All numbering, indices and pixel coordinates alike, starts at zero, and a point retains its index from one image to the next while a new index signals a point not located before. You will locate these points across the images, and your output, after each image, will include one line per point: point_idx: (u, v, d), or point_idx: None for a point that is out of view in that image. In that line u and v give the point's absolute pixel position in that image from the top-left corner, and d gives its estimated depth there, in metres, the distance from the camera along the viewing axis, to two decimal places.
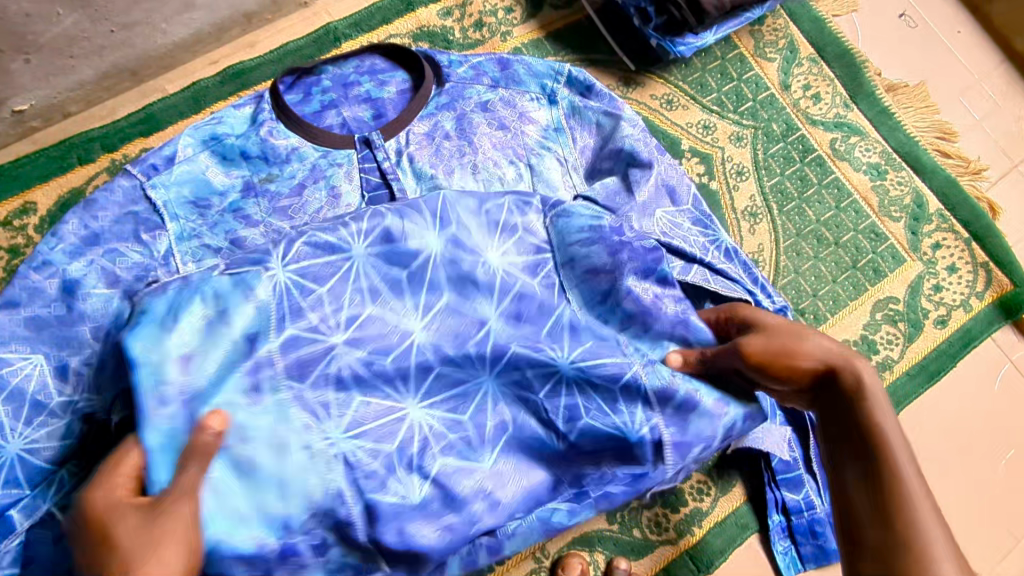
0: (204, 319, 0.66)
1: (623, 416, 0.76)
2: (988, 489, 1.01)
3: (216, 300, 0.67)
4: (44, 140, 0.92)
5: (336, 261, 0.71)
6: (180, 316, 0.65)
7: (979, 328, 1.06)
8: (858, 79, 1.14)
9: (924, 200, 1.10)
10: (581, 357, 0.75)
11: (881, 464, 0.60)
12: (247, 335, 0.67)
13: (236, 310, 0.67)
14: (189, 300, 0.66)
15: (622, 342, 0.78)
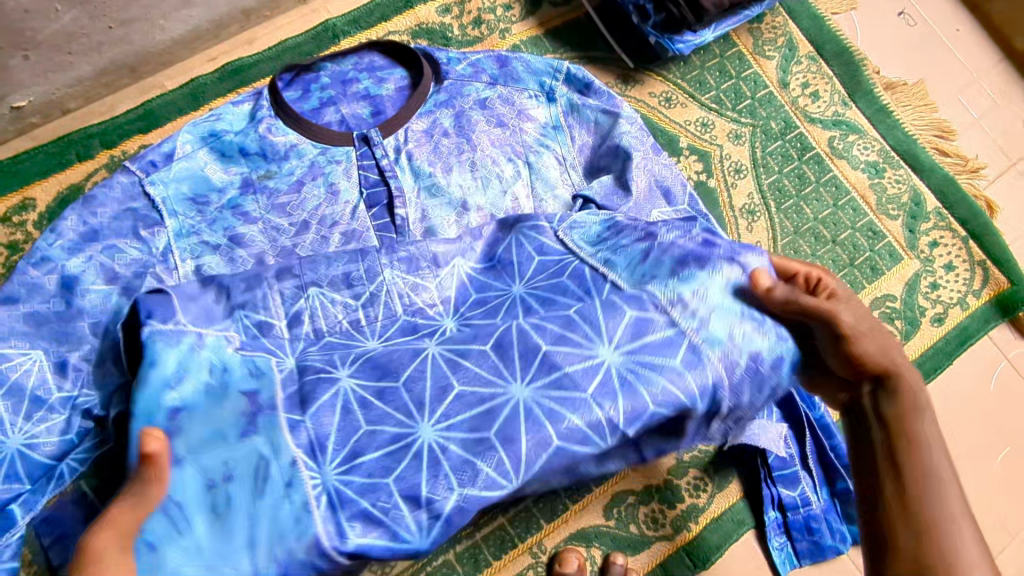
0: (205, 382, 0.63)
1: (692, 385, 0.63)
2: (983, 486, 1.01)
3: (220, 369, 0.64)
4: (43, 136, 0.92)
5: (352, 301, 0.76)
6: (184, 373, 0.63)
7: (976, 326, 1.06)
8: (857, 77, 1.14)
9: (922, 198, 1.10)
10: (625, 334, 0.64)
11: (928, 483, 0.57)
12: (245, 392, 0.63)
13: (236, 377, 0.64)
14: (195, 361, 0.64)
15: (665, 303, 0.66)
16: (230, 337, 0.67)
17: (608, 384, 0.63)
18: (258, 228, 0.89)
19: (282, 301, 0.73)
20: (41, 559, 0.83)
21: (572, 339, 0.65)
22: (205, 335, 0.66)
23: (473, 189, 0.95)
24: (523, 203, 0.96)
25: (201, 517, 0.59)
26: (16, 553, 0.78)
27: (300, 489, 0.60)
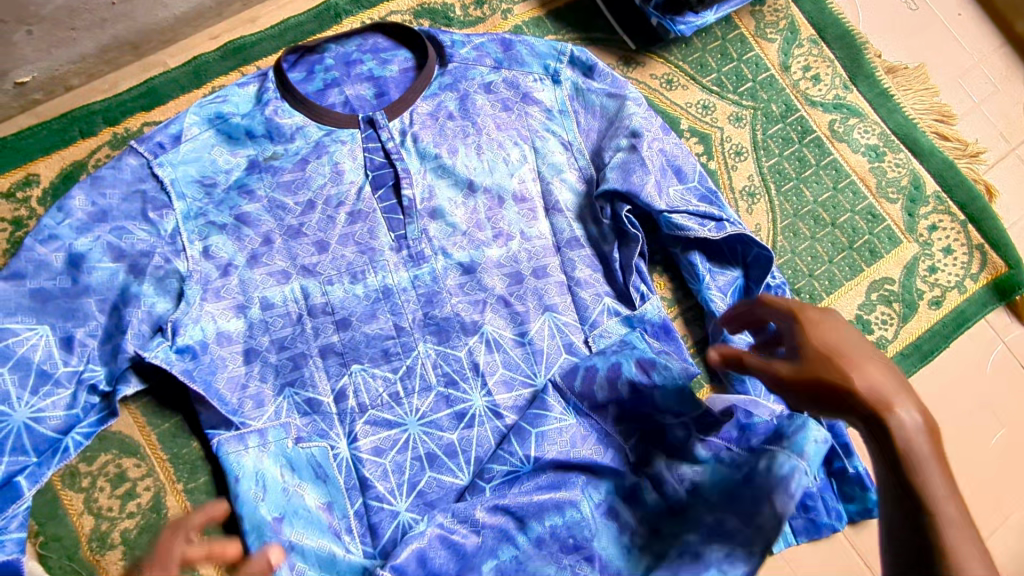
0: (316, 504, 0.83)
1: (515, 456, 0.85)
2: (980, 467, 1.02)
3: (300, 486, 0.83)
4: (46, 113, 0.93)
5: (384, 342, 0.89)
6: (300, 511, 0.82)
7: (972, 310, 1.07)
8: (858, 60, 1.14)
9: (921, 181, 1.11)
10: (527, 454, 0.85)
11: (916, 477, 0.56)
12: (321, 506, 0.83)
13: (314, 510, 0.82)
14: (301, 498, 0.82)
15: (558, 413, 0.87)
16: (288, 425, 0.84)
17: (470, 441, 0.88)
18: (263, 208, 0.90)
19: (327, 378, 0.87)
20: (46, 532, 0.84)
21: (509, 459, 0.85)
22: (269, 430, 0.84)
23: (478, 170, 0.96)
24: (531, 186, 0.97)
25: (280, 532, 0.80)
26: (25, 524, 0.77)
27: (330, 471, 0.84)
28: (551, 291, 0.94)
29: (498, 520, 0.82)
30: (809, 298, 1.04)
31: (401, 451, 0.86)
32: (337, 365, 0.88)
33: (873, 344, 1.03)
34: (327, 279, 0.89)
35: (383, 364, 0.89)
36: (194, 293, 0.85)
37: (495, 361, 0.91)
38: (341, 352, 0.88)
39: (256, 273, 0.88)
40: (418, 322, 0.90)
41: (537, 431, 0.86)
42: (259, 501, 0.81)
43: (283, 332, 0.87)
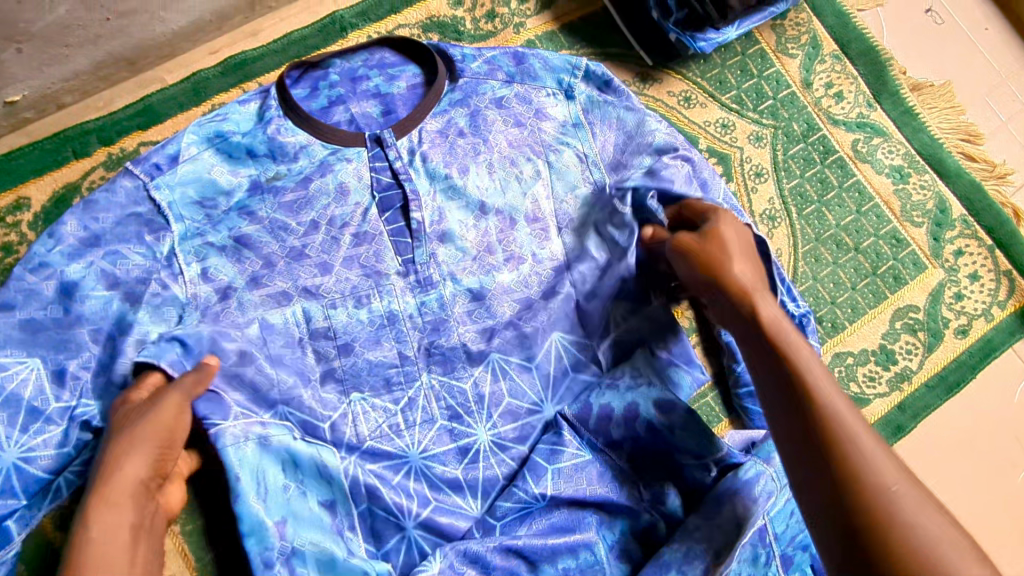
0: (319, 505, 0.79)
1: (526, 492, 0.83)
2: (1009, 503, 0.98)
3: (299, 484, 0.79)
4: (38, 132, 0.88)
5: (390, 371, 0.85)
6: (303, 511, 0.78)
7: (1000, 338, 1.03)
8: (882, 77, 1.10)
9: (947, 205, 1.07)
10: (539, 491, 0.83)
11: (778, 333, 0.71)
12: (324, 504, 0.79)
13: (318, 511, 0.79)
14: (305, 500, 0.78)
15: (569, 448, 0.85)
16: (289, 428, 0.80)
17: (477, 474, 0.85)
18: (264, 229, 0.86)
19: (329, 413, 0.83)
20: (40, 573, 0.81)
21: (520, 495, 0.83)
22: (268, 428, 0.78)
23: (490, 191, 0.91)
24: (544, 205, 0.93)
25: (282, 544, 0.75)
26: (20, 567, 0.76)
27: (336, 474, 0.80)
28: (563, 320, 0.91)
29: (509, 561, 0.79)
30: (831, 326, 1.00)
31: (400, 475, 0.83)
32: (336, 390, 0.84)
33: (897, 375, 1.00)
34: (331, 306, 0.86)
35: (384, 393, 0.85)
36: (191, 320, 0.81)
37: (500, 389, 0.87)
38: (341, 378, 0.84)
39: (256, 296, 0.84)
40: (423, 348, 0.86)
41: (550, 468, 0.84)
42: (260, 504, 0.75)
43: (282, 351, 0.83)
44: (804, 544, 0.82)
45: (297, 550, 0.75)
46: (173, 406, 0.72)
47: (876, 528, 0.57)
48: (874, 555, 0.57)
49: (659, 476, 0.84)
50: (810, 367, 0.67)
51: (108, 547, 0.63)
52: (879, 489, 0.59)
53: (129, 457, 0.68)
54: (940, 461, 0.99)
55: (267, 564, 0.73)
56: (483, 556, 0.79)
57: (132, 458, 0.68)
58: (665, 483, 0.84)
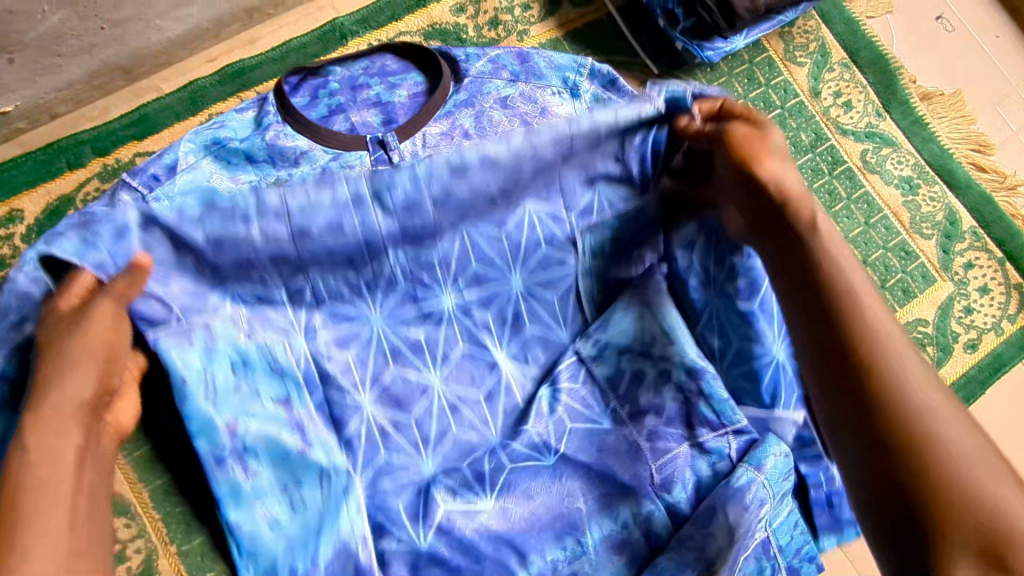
0: (274, 404, 0.74)
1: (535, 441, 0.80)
2: None
3: (247, 377, 0.73)
4: (32, 142, 0.86)
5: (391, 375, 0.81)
6: (257, 408, 0.73)
7: (1010, 353, 1.01)
8: (892, 86, 1.08)
9: (957, 217, 1.05)
10: (546, 441, 0.81)
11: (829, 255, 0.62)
12: (279, 401, 0.74)
13: (274, 412, 0.73)
14: (260, 397, 0.73)
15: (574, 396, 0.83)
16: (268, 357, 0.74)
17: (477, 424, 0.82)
18: None
19: None
20: None
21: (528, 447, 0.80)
22: (211, 325, 0.71)
23: None
24: None
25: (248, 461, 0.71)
26: None
27: (291, 373, 0.76)
28: None
29: (502, 555, 0.77)
30: None
31: (361, 348, 0.80)
32: (290, 271, 0.73)
33: None
34: None
35: (346, 269, 0.76)
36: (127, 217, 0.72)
37: (466, 247, 0.81)
38: (296, 264, 0.72)
39: None
40: (396, 234, 0.73)
41: (535, 410, 0.82)
42: (207, 399, 0.70)
43: (223, 230, 0.66)
44: (809, 555, 0.81)
45: (253, 449, 0.71)
46: (107, 317, 0.60)
47: (911, 449, 0.51)
48: (907, 478, 0.51)
49: (671, 454, 0.80)
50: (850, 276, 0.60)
51: (51, 472, 0.53)
52: (919, 411, 0.52)
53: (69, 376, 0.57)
54: None
55: (218, 461, 0.70)
56: (475, 543, 0.77)
57: (78, 363, 0.58)
58: (679, 465, 0.80)
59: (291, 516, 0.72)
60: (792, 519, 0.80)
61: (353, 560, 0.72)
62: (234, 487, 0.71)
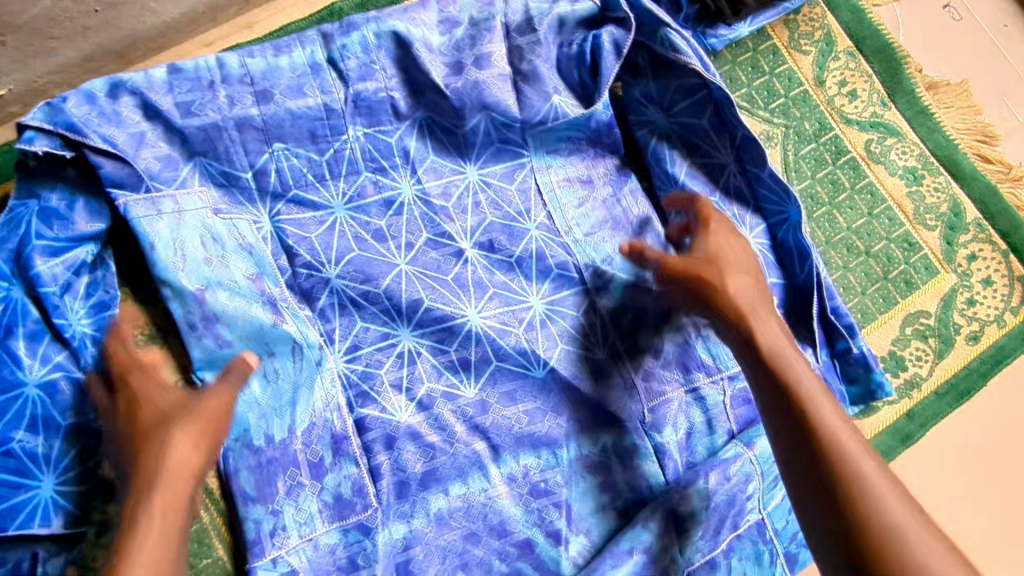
0: (246, 274, 0.80)
1: (527, 357, 0.86)
2: (1015, 513, 0.97)
3: (214, 243, 0.79)
4: None
5: (389, 347, 0.84)
6: (229, 270, 0.80)
7: (1012, 345, 1.01)
8: (897, 75, 1.07)
9: (961, 208, 1.04)
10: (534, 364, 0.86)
11: (783, 363, 0.71)
12: (249, 276, 0.80)
13: (244, 280, 0.80)
14: (231, 270, 0.80)
15: (556, 315, 0.88)
16: (272, 292, 0.81)
17: (468, 340, 0.85)
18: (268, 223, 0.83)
19: (322, 417, 0.81)
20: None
21: (516, 364, 0.86)
22: (178, 198, 0.78)
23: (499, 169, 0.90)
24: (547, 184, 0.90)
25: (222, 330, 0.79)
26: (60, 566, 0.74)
27: (260, 252, 0.82)
28: (566, 319, 0.88)
29: (474, 443, 0.85)
30: None
31: (327, 232, 0.84)
32: (256, 141, 0.80)
33: (906, 382, 0.98)
34: (328, 306, 0.83)
35: (308, 145, 0.82)
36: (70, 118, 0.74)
37: (424, 148, 0.87)
38: (262, 129, 0.80)
39: (255, 286, 0.81)
40: (349, 100, 0.82)
41: (497, 286, 0.87)
42: (176, 264, 0.77)
43: (190, 95, 0.78)
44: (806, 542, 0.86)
45: (226, 317, 0.78)
46: (222, 393, 0.72)
47: (869, 543, 0.59)
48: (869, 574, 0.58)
49: (648, 373, 0.88)
50: (818, 398, 0.68)
51: (156, 553, 0.60)
52: (876, 503, 0.60)
53: (174, 449, 0.66)
54: (943, 470, 0.97)
55: (190, 326, 0.78)
56: (451, 424, 0.84)
57: (177, 451, 0.66)
58: (673, 409, 0.88)
59: (264, 393, 0.80)
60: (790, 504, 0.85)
61: (329, 430, 0.81)
62: (209, 356, 0.78)
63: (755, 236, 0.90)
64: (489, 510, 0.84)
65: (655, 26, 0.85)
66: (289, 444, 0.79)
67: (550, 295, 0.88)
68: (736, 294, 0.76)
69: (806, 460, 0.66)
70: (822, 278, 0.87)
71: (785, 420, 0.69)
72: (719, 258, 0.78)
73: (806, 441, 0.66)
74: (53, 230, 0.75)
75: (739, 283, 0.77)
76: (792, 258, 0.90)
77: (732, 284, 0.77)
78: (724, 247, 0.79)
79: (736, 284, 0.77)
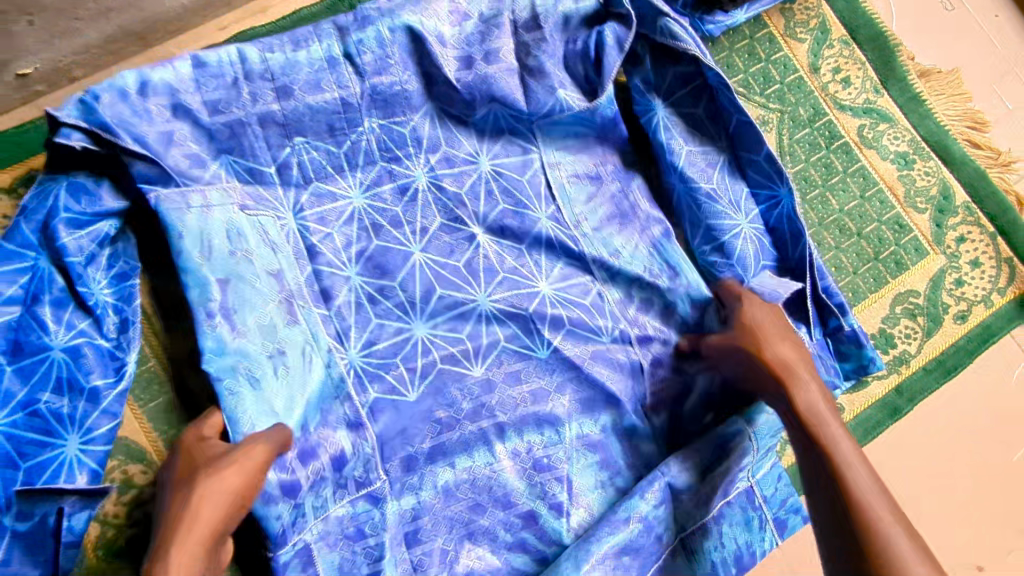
0: (268, 266, 0.84)
1: (532, 341, 0.90)
2: (1001, 485, 1.00)
3: (237, 236, 0.82)
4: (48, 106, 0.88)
5: (401, 336, 0.87)
6: (251, 262, 0.82)
7: (998, 324, 1.04)
8: (890, 63, 1.10)
9: (950, 192, 1.07)
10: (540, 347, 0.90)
11: (822, 433, 0.74)
12: (270, 270, 0.84)
13: (267, 275, 0.83)
14: (254, 264, 0.82)
15: (563, 302, 0.91)
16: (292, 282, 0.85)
17: (477, 326, 0.89)
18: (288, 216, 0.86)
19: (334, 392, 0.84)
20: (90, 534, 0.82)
21: (522, 347, 0.90)
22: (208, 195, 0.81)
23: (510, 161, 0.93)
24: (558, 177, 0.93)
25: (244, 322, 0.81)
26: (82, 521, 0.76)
27: (282, 247, 0.85)
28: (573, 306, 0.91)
29: (479, 413, 0.88)
30: None
31: (347, 222, 0.88)
32: (278, 136, 0.84)
33: (894, 359, 1.01)
34: (341, 291, 0.87)
35: (327, 138, 0.86)
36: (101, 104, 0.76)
37: (437, 139, 0.90)
38: (283, 124, 0.84)
39: (276, 277, 0.84)
40: (366, 94, 0.85)
41: (506, 275, 0.90)
42: (201, 258, 0.79)
43: (217, 94, 0.80)
44: (796, 509, 0.90)
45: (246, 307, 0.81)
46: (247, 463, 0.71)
47: None
48: None
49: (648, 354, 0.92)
50: (858, 471, 0.71)
51: None
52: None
53: (194, 507, 0.68)
54: (929, 443, 1.01)
55: (207, 315, 0.78)
56: (458, 395, 0.88)
57: (197, 507, 0.68)
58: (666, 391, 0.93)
59: (275, 390, 0.80)
60: (777, 473, 0.90)
61: (343, 416, 0.84)
62: (221, 346, 0.78)
63: (752, 222, 0.93)
64: (493, 477, 0.88)
65: (655, 16, 0.89)
66: (302, 443, 0.80)
67: (557, 284, 0.91)
68: (778, 363, 0.78)
69: (841, 527, 0.69)
70: (814, 257, 0.90)
71: (824, 487, 0.72)
72: (761, 329, 0.81)
73: (843, 512, 0.69)
74: (80, 205, 0.78)
75: (781, 351, 0.79)
76: (785, 242, 0.92)
77: (776, 352, 0.79)
78: (767, 318, 0.82)
79: (779, 352, 0.79)
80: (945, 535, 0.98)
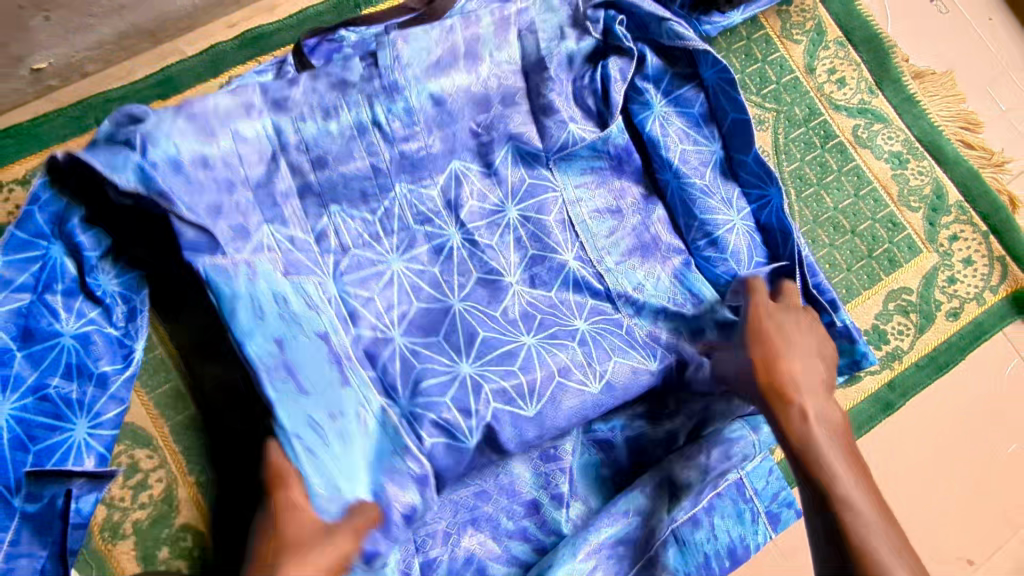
0: (314, 330, 0.78)
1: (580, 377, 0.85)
2: (992, 478, 1.02)
3: (281, 300, 0.77)
4: (62, 99, 0.91)
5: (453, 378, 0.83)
6: (300, 324, 0.77)
7: (990, 321, 1.06)
8: (884, 64, 1.12)
9: (944, 191, 1.09)
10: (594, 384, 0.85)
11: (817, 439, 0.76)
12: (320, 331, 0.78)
13: (315, 339, 0.78)
14: (301, 327, 0.77)
15: (602, 338, 0.89)
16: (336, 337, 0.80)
17: (526, 362, 0.85)
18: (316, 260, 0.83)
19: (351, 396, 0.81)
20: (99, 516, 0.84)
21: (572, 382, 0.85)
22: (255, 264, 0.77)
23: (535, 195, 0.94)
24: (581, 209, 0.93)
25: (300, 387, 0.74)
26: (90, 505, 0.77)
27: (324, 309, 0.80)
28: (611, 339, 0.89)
29: None
30: None
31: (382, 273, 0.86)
32: (315, 207, 0.84)
33: (888, 354, 1.03)
34: (365, 301, 0.84)
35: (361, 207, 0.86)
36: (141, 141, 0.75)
37: (465, 198, 0.90)
38: (318, 195, 0.84)
39: (320, 331, 0.79)
40: (395, 161, 0.86)
41: (544, 315, 0.89)
42: (257, 321, 0.74)
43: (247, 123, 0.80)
44: (788, 502, 0.91)
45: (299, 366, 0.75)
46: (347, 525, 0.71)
47: None
48: None
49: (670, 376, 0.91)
50: (847, 479, 0.73)
51: None
52: None
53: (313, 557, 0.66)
54: (922, 437, 1.02)
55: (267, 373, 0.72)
56: None
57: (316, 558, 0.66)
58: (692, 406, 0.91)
59: (339, 456, 0.73)
60: (767, 466, 0.92)
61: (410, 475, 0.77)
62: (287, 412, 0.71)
63: (743, 218, 0.95)
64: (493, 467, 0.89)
65: (657, 21, 0.91)
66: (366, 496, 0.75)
67: (594, 319, 0.90)
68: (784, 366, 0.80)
69: (829, 532, 0.71)
70: (805, 253, 0.92)
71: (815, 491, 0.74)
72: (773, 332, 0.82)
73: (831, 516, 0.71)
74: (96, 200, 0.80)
75: (789, 356, 0.81)
76: (774, 239, 0.94)
77: (782, 355, 0.81)
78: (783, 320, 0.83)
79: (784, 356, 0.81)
80: (936, 527, 0.99)
